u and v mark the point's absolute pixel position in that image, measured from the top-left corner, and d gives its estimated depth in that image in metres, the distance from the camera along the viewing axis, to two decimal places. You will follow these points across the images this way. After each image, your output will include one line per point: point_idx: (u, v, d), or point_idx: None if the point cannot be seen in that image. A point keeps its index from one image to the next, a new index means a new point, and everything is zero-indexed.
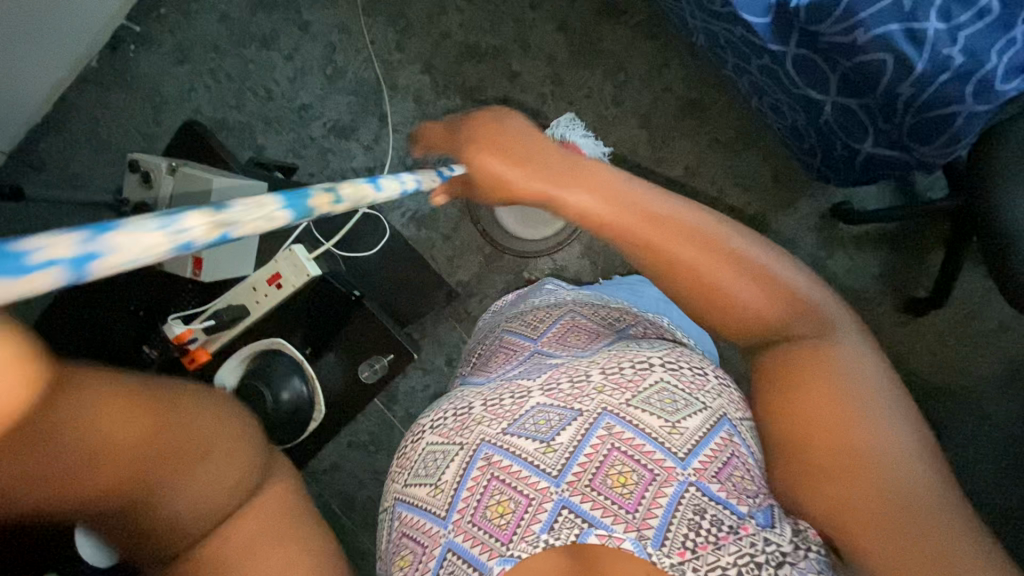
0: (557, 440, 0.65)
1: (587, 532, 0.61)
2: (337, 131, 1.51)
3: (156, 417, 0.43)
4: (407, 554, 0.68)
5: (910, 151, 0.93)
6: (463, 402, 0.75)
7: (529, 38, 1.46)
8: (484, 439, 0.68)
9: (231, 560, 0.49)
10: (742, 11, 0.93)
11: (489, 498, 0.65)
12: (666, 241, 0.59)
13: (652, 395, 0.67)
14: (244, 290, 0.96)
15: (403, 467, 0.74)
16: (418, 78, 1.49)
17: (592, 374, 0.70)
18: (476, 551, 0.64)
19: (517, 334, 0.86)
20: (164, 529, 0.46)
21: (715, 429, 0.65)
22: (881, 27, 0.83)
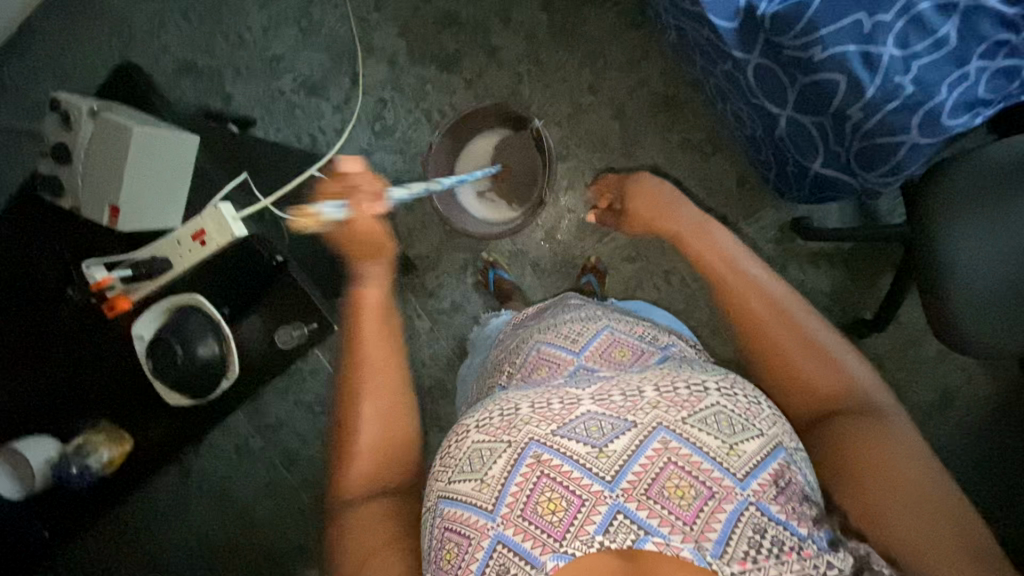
0: (612, 447, 0.60)
1: (645, 539, 0.57)
2: (307, 87, 1.48)
3: (393, 370, 0.76)
4: (452, 547, 0.61)
5: (856, 175, 0.94)
6: (509, 401, 0.67)
7: (510, 13, 1.42)
8: (533, 437, 0.62)
9: (355, 522, 0.68)
10: (711, 14, 0.90)
11: (539, 495, 0.60)
12: (780, 322, 0.75)
13: (713, 416, 0.62)
14: (168, 243, 0.81)
15: (447, 464, 0.65)
16: (394, 41, 1.45)
17: (645, 390, 0.64)
18: (529, 546, 0.58)
19: (555, 345, 0.79)
20: (357, 452, 0.72)
21: (771, 455, 0.60)
22: (838, 47, 0.82)
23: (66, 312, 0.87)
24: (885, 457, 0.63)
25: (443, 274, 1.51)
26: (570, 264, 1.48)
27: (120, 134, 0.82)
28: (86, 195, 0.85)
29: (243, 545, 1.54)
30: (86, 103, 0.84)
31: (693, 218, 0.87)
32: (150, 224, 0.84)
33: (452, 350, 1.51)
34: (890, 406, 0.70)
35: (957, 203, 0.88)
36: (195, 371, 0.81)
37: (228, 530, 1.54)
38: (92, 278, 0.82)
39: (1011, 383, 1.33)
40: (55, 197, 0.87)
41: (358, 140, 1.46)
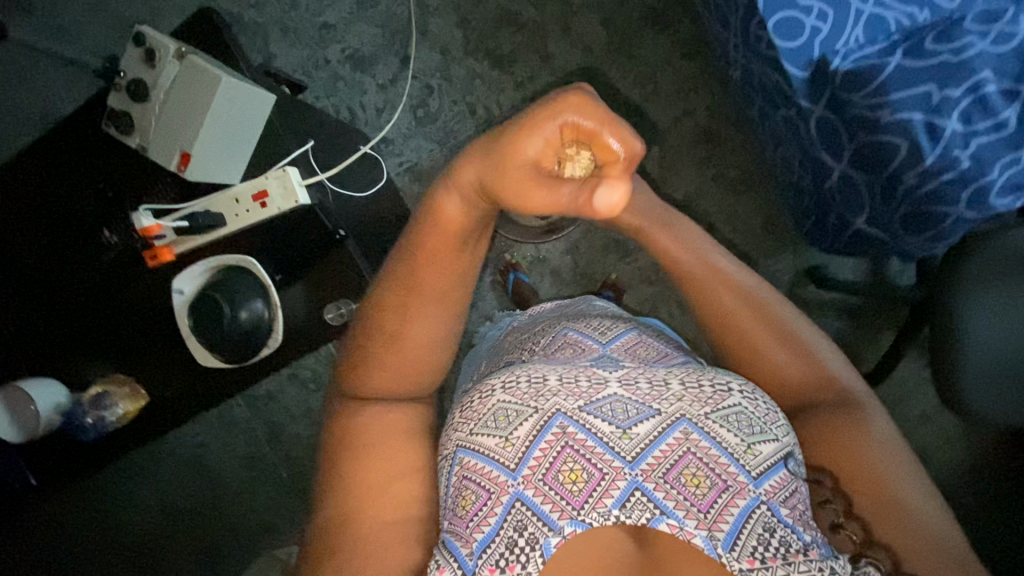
0: (635, 430, 0.62)
1: (658, 520, 0.58)
2: (354, 61, 1.45)
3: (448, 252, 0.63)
4: (470, 494, 0.61)
5: (895, 237, 0.98)
6: (536, 370, 0.69)
7: (570, 23, 1.43)
8: (560, 409, 0.63)
9: (371, 430, 0.65)
10: (784, 60, 0.94)
11: (562, 464, 0.60)
12: (745, 311, 0.74)
13: (733, 415, 0.64)
14: (224, 199, 0.80)
15: (469, 416, 0.67)
16: (451, 30, 1.44)
17: (671, 382, 0.67)
18: (548, 510, 0.59)
19: (582, 334, 0.79)
20: (390, 368, 0.68)
21: (784, 461, 0.62)
22: (906, 113, 0.88)
23: (104, 261, 0.85)
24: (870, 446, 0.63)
25: None
26: (586, 279, 1.50)
27: (204, 83, 0.82)
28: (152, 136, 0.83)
29: None
30: (175, 45, 0.84)
31: (660, 206, 0.81)
32: (217, 178, 0.82)
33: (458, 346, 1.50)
34: (857, 390, 0.70)
35: (979, 279, 0.87)
36: (241, 335, 0.79)
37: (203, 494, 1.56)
38: (140, 224, 0.81)
39: (990, 454, 1.37)
40: (120, 133, 0.84)
41: (399, 124, 1.45)
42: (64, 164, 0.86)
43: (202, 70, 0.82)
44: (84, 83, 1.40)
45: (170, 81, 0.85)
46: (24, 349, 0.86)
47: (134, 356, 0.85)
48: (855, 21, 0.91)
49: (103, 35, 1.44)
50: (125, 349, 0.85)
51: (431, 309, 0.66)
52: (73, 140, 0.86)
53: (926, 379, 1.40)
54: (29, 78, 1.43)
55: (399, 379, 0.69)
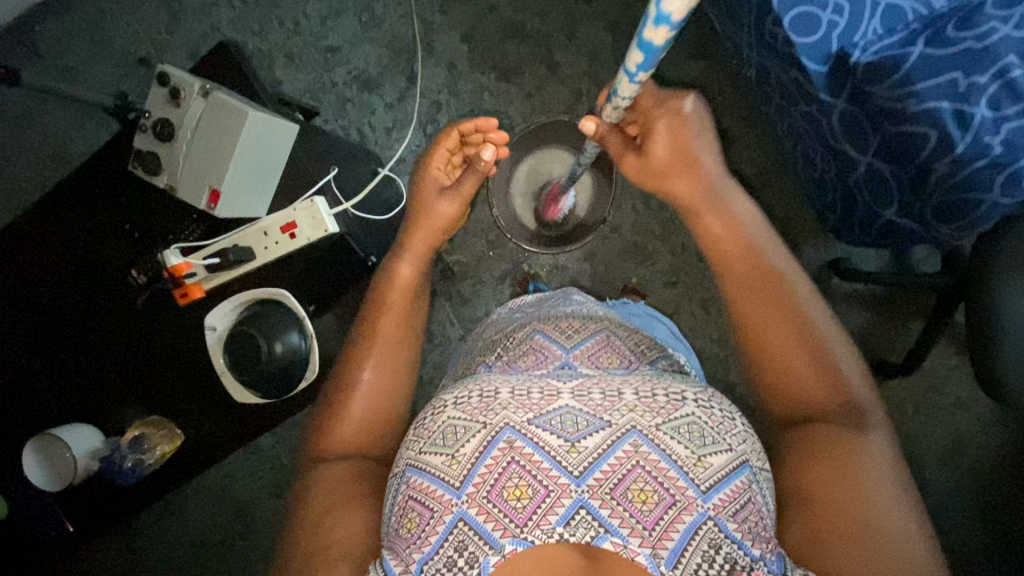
0: (584, 443, 0.60)
1: (603, 537, 0.57)
2: (361, 82, 1.45)
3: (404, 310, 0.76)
4: (414, 516, 0.60)
5: (929, 227, 0.98)
6: (489, 383, 0.67)
7: (575, 31, 1.43)
8: (508, 422, 0.61)
9: (321, 478, 0.67)
10: (803, 56, 0.93)
11: (506, 480, 0.59)
12: (777, 309, 0.69)
13: (684, 426, 0.62)
14: (253, 233, 0.80)
15: (419, 434, 0.65)
16: (456, 45, 1.44)
17: (624, 393, 0.65)
18: (490, 527, 0.57)
19: (548, 337, 0.76)
20: (349, 419, 0.71)
21: (737, 471, 0.60)
22: (933, 102, 0.87)
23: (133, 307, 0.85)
24: (853, 475, 0.60)
25: (477, 283, 1.48)
26: (604, 286, 1.48)
27: (232, 120, 0.84)
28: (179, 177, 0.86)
29: (240, 549, 1.52)
30: (200, 82, 0.86)
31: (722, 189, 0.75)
32: (244, 215, 0.88)
33: None
34: (879, 422, 0.65)
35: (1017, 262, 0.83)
36: (277, 369, 0.78)
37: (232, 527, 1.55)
38: (169, 262, 0.81)
39: None
40: (145, 173, 0.86)
41: (410, 142, 1.45)
42: (90, 212, 0.87)
43: (229, 109, 0.84)
44: (91, 121, 1.41)
45: (195, 119, 0.86)
46: (57, 388, 0.88)
47: (160, 394, 0.86)
48: (873, 11, 0.90)
49: (109, 71, 1.45)
50: (150, 387, 0.86)
51: (393, 358, 0.74)
52: (94, 182, 0.88)
53: (958, 366, 1.37)
54: (40, 120, 1.44)
55: (356, 430, 0.71)
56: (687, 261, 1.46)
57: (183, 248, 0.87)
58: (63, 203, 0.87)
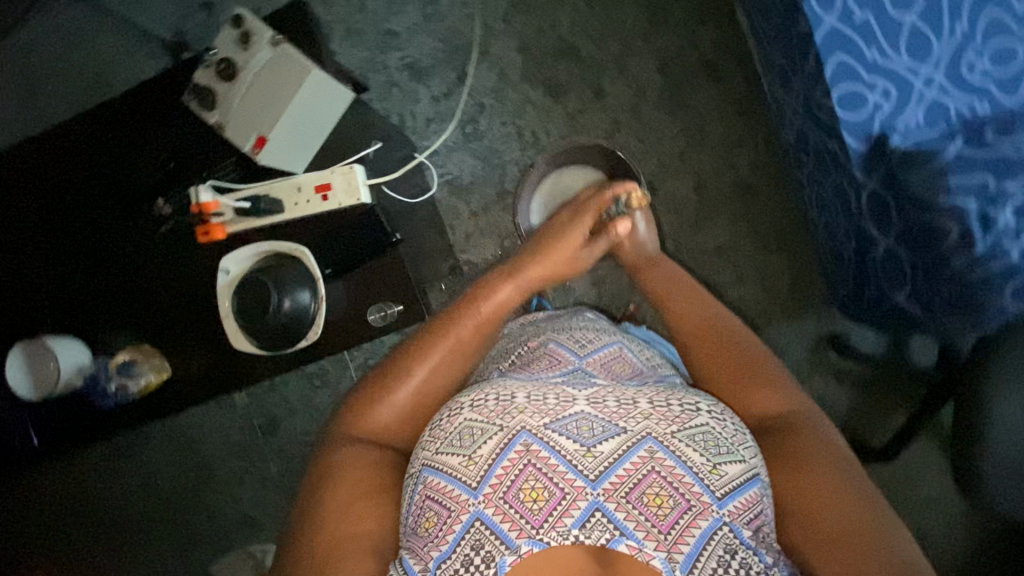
0: (599, 448, 0.64)
1: (619, 540, 0.61)
2: (412, 70, 1.48)
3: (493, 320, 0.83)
4: (432, 515, 0.64)
5: (934, 318, 1.00)
6: (505, 388, 0.71)
7: (628, 64, 1.46)
8: (524, 426, 0.65)
9: (348, 469, 0.71)
10: (845, 129, 0.96)
11: (523, 483, 0.63)
12: (717, 355, 0.78)
13: (699, 436, 0.65)
14: (287, 187, 0.84)
15: (435, 436, 0.69)
16: (510, 54, 1.48)
17: (639, 401, 0.68)
18: (506, 527, 0.62)
19: (562, 345, 0.80)
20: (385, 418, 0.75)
21: (749, 483, 0.63)
22: (961, 198, 0.91)
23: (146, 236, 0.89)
24: (827, 481, 0.63)
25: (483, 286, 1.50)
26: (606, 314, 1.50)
27: (294, 74, 0.89)
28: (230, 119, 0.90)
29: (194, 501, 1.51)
30: (271, 32, 0.91)
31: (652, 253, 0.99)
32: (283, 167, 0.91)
33: None
34: (829, 429, 0.70)
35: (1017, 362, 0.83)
36: (280, 323, 0.79)
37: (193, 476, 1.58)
38: (200, 198, 0.84)
39: (994, 551, 1.34)
40: (200, 108, 0.91)
41: (446, 137, 1.48)
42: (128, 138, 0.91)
43: (293, 64, 0.89)
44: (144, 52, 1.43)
45: (259, 65, 0.91)
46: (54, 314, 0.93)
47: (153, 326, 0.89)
48: (918, 102, 0.95)
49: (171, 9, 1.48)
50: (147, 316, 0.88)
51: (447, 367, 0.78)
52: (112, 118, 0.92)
53: (935, 463, 1.38)
54: (90, 42, 1.45)
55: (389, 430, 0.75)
56: None
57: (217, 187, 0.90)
58: (88, 135, 0.91)
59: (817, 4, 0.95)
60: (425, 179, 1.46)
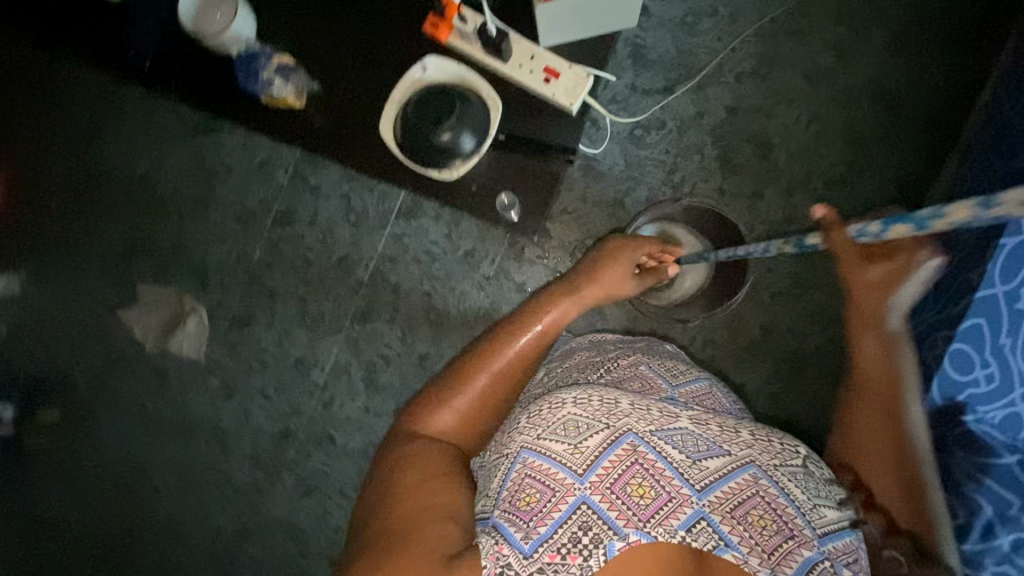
0: (704, 463, 0.69)
1: (723, 550, 0.64)
2: (636, 51, 1.50)
3: (547, 333, 0.90)
4: (534, 492, 0.67)
5: None
6: (609, 394, 0.76)
7: (798, 192, 1.47)
8: (631, 429, 0.70)
9: (413, 454, 0.75)
10: (936, 378, 1.03)
11: (631, 478, 0.67)
12: (873, 453, 0.81)
13: (798, 474, 0.72)
14: (525, 51, 1.10)
15: (538, 424, 0.74)
16: (719, 106, 1.49)
17: (742, 432, 0.75)
18: (614, 515, 0.65)
19: (654, 372, 0.88)
20: (452, 413, 0.81)
21: (843, 531, 0.71)
22: (980, 498, 0.96)
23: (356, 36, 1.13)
24: None
25: (541, 257, 1.52)
26: None
27: None
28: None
29: (192, 222, 1.62)
30: None
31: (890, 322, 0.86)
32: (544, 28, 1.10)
33: (480, 304, 1.54)
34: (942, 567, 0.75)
35: None
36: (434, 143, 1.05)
37: (197, 201, 1.62)
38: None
39: None
40: None
41: (616, 124, 1.50)
42: None
43: None
44: None
45: None
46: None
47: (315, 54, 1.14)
48: (1006, 404, 0.99)
49: None
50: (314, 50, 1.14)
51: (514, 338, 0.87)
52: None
53: None
54: None
55: (452, 430, 0.81)
56: None
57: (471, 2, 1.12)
58: None
59: (999, 269, 0.98)
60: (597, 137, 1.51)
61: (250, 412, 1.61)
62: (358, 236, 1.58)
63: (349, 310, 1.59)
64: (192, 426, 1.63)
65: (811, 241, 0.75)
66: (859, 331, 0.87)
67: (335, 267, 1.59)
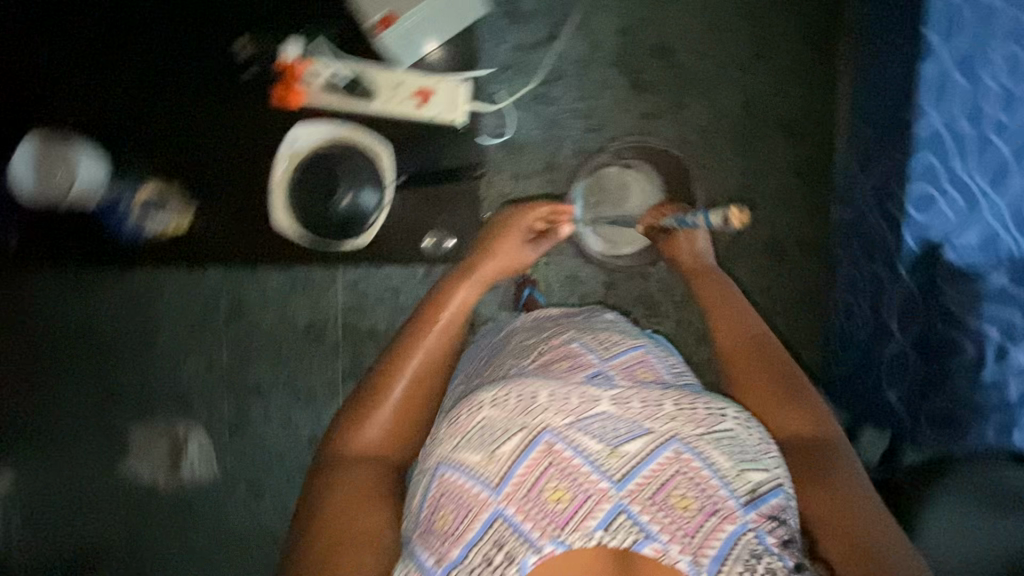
0: (625, 449, 0.64)
1: (643, 543, 0.60)
2: (507, 9, 1.42)
3: (447, 330, 0.86)
4: (448, 511, 0.64)
5: (914, 424, 1.04)
6: (528, 386, 0.69)
7: (716, 87, 1.43)
8: (548, 426, 0.65)
9: (337, 481, 0.74)
10: (906, 228, 1.03)
11: (546, 483, 0.63)
12: (752, 385, 0.85)
13: (725, 441, 0.66)
14: (391, 81, 1.18)
15: (455, 432, 0.68)
16: (608, 32, 1.43)
17: (665, 404, 0.68)
18: (529, 527, 0.61)
19: (585, 346, 0.78)
20: (372, 431, 0.79)
21: (773, 491, 0.63)
22: (987, 324, 0.97)
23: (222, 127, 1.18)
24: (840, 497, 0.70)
25: None
26: None
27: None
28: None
29: (142, 353, 1.53)
30: None
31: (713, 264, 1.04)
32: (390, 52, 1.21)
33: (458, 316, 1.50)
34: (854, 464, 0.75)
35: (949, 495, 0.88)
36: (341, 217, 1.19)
37: (147, 331, 1.52)
38: (295, 58, 1.16)
39: None
40: None
41: (516, 88, 1.42)
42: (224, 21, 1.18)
43: None
44: None
45: None
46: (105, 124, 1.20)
47: (192, 164, 1.19)
48: (978, 223, 0.98)
49: None
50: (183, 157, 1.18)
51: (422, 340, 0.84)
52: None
53: None
54: None
55: (377, 447, 0.79)
56: (684, 337, 1.51)
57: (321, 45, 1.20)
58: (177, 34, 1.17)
59: (930, 100, 0.99)
60: (501, 124, 1.41)
61: (287, 504, 1.60)
62: (315, 299, 1.53)
63: (337, 372, 1.56)
64: (235, 542, 1.59)
65: (714, 220, 0.90)
66: (703, 282, 1.01)
67: (304, 338, 1.53)
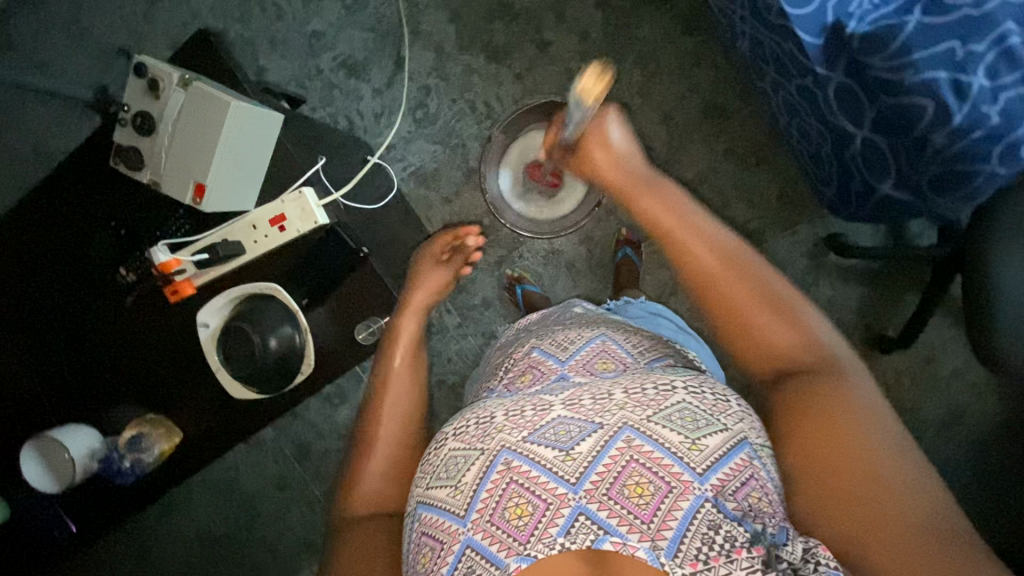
0: (578, 449, 0.61)
1: (602, 539, 0.57)
2: (347, 67, 1.43)
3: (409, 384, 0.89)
4: (427, 551, 0.63)
5: (926, 199, 0.97)
6: (486, 409, 0.70)
7: (566, 9, 1.39)
8: (505, 444, 0.63)
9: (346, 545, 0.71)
10: (797, 28, 0.90)
11: (508, 500, 0.61)
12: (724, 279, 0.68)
13: (675, 415, 0.62)
14: (242, 229, 1.10)
15: (426, 471, 0.68)
16: (442, 27, 1.42)
17: (615, 393, 0.66)
18: (493, 547, 0.59)
19: (545, 352, 0.78)
20: (369, 480, 0.77)
21: (733, 451, 0.60)
22: (930, 72, 0.85)
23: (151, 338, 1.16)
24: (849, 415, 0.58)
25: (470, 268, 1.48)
26: (602, 265, 1.48)
27: (217, 108, 1.07)
28: (164, 180, 1.13)
29: (250, 536, 1.62)
30: (178, 74, 1.10)
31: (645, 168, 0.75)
32: (229, 208, 1.12)
33: (476, 346, 1.51)
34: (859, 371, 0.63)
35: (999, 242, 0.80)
36: (276, 360, 1.06)
37: (244, 510, 1.62)
38: (160, 259, 1.09)
39: None
40: (132, 167, 1.14)
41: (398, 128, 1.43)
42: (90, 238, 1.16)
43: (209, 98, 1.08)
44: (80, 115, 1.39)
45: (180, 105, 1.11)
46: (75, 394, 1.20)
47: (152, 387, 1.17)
48: None
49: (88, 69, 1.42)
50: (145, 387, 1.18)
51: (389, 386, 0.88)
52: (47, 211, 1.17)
53: (955, 336, 1.34)
54: (19, 119, 1.38)
55: (379, 497, 0.76)
56: None
57: (172, 244, 1.15)
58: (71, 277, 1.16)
59: None
60: (388, 176, 1.40)
61: None
62: (354, 405, 1.59)
63: None
64: None
65: None
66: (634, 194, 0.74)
67: None
